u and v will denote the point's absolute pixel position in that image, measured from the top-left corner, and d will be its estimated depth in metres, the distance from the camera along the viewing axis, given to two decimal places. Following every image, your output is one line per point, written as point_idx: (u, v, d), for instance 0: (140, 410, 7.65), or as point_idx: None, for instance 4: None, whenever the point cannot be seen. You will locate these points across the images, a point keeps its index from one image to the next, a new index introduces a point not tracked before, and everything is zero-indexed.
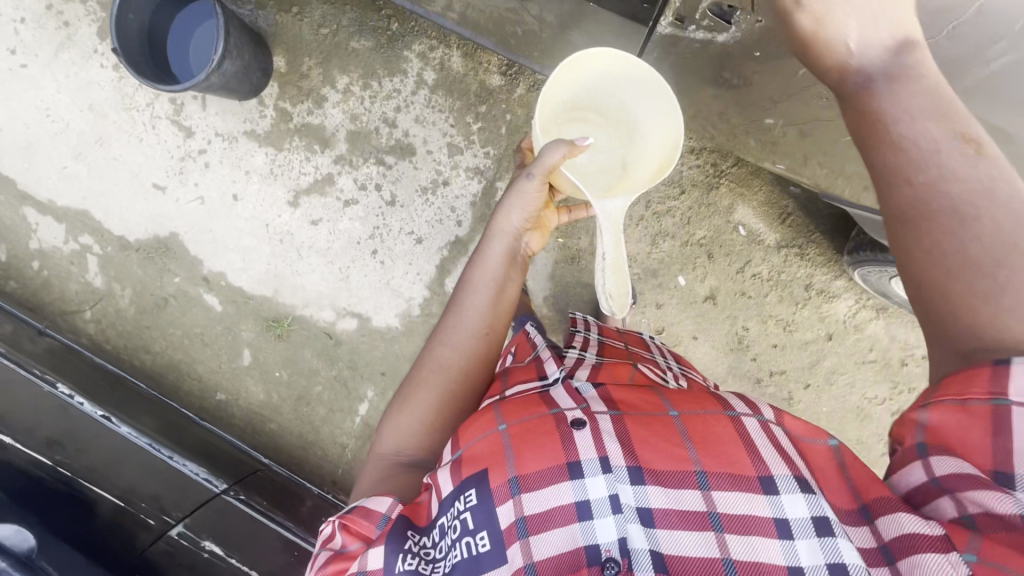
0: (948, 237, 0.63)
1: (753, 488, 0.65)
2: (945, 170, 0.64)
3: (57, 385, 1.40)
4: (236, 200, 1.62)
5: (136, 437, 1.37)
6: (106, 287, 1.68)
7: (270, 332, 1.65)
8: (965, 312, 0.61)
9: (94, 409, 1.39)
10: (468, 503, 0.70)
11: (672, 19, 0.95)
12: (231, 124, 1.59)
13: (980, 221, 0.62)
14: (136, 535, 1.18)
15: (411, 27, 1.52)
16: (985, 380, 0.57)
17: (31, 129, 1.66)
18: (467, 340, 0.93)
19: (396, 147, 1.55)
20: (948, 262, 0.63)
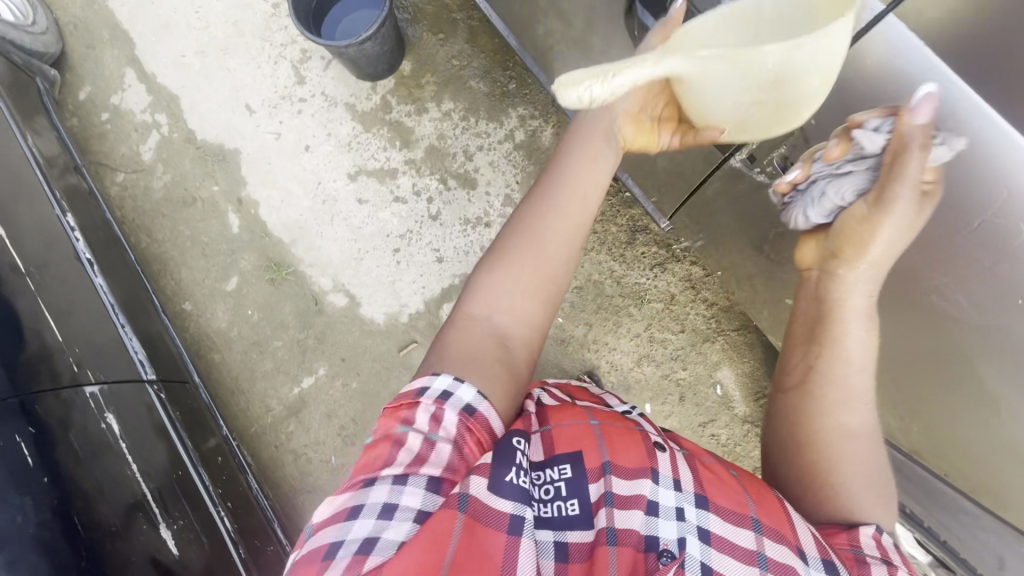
0: (846, 448, 0.93)
1: (789, 547, 0.75)
2: (847, 410, 0.96)
3: (67, 215, 1.47)
4: (306, 150, 1.73)
5: (104, 295, 1.44)
6: (151, 164, 1.76)
7: (266, 271, 1.68)
8: (834, 498, 0.89)
9: (83, 251, 1.47)
10: (561, 475, 0.76)
11: (743, 157, 0.98)
12: (339, 91, 1.76)
13: (850, 445, 0.94)
14: (48, 376, 1.21)
15: (525, 92, 1.72)
16: (845, 536, 0.83)
17: (176, 14, 1.83)
18: (566, 215, 0.96)
19: (462, 176, 1.69)
20: (829, 467, 0.92)
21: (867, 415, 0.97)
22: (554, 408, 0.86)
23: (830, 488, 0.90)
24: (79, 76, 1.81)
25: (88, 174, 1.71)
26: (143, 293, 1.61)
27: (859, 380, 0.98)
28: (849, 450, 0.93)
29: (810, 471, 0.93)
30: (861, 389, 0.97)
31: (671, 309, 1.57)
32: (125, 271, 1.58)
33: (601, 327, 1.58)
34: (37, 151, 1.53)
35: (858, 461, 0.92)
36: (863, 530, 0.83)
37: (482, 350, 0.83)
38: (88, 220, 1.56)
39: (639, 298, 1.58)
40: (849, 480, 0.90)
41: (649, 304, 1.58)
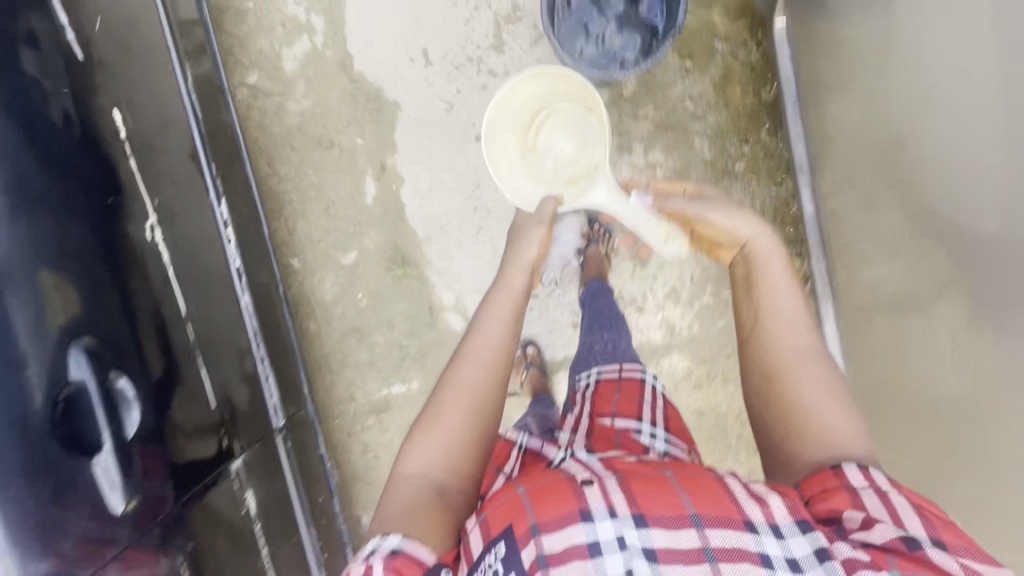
0: (791, 368, 0.87)
1: (741, 525, 0.63)
2: (795, 339, 0.90)
3: (221, 204, 1.25)
4: (477, 140, 1.44)
5: (248, 319, 1.28)
6: (292, 77, 1.43)
7: (387, 260, 1.50)
8: (804, 437, 0.81)
9: (233, 258, 1.26)
10: (495, 556, 0.63)
11: None
12: None
13: (801, 366, 0.87)
14: (200, 449, 1.04)
15: (749, 181, 1.40)
16: (828, 480, 0.72)
17: None
18: (493, 350, 0.97)
19: (634, 245, 1.46)
20: (781, 403, 0.85)
21: (801, 333, 0.92)
22: (489, 497, 0.73)
23: (797, 423, 0.82)
24: None
25: (220, 63, 1.39)
26: (263, 272, 1.40)
27: (772, 315, 0.94)
28: (799, 369, 0.87)
29: (777, 411, 0.85)
30: (782, 318, 0.93)
31: None
32: (256, 275, 1.36)
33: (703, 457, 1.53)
34: (194, 95, 1.21)
35: (809, 385, 0.85)
36: (848, 468, 0.72)
37: (416, 505, 0.80)
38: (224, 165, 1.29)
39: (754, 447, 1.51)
40: (810, 409, 0.82)
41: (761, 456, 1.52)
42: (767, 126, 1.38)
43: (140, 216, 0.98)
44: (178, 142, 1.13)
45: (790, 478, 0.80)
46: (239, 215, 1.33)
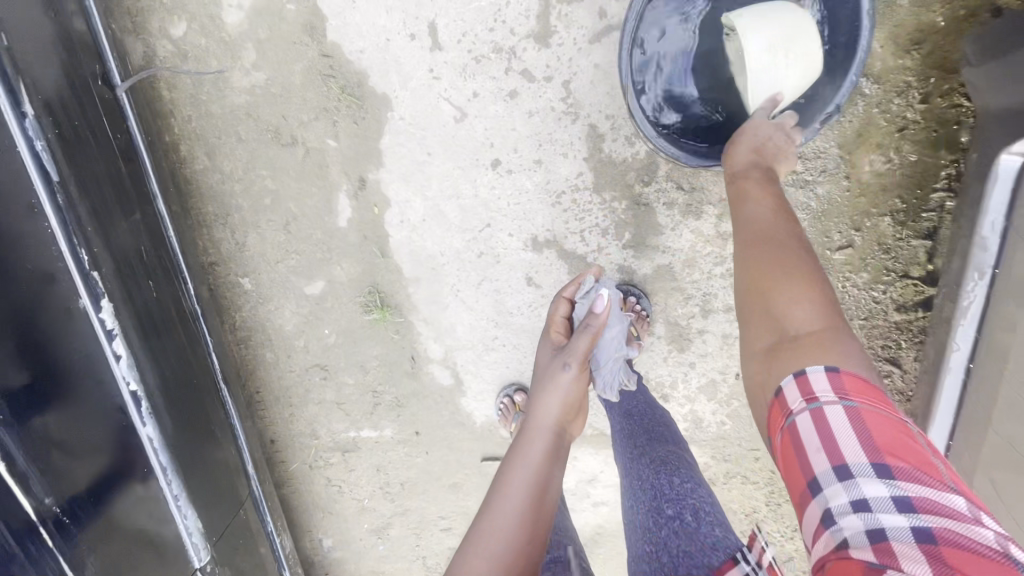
0: (748, 254, 0.70)
1: None
2: (759, 222, 0.72)
3: (101, 307, 0.87)
4: (491, 167, 1.04)
5: (153, 453, 0.94)
6: (234, 37, 0.99)
7: (361, 297, 1.18)
8: (756, 315, 0.65)
9: (127, 378, 0.91)
10: None
11: None
12: (591, 100, 0.98)
13: (756, 240, 0.70)
14: None
15: (846, 277, 1.04)
16: (781, 407, 0.56)
17: None
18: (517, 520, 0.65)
19: (676, 327, 1.15)
20: (736, 286, 0.70)
21: (774, 218, 0.73)
22: None
23: (751, 299, 0.66)
24: None
25: (95, 8, 0.95)
26: (192, 350, 1.08)
27: (745, 218, 0.75)
28: (757, 250, 0.69)
29: (742, 303, 0.69)
30: (751, 215, 0.74)
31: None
32: (178, 356, 1.03)
33: None
34: (39, 139, 0.79)
35: (765, 262, 0.67)
36: (787, 388, 0.56)
37: None
38: (108, 221, 0.90)
39: None
40: (766, 290, 0.65)
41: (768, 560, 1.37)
42: (897, 210, 0.99)
43: None
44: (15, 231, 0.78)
45: (750, 376, 0.63)
46: (138, 296, 0.95)
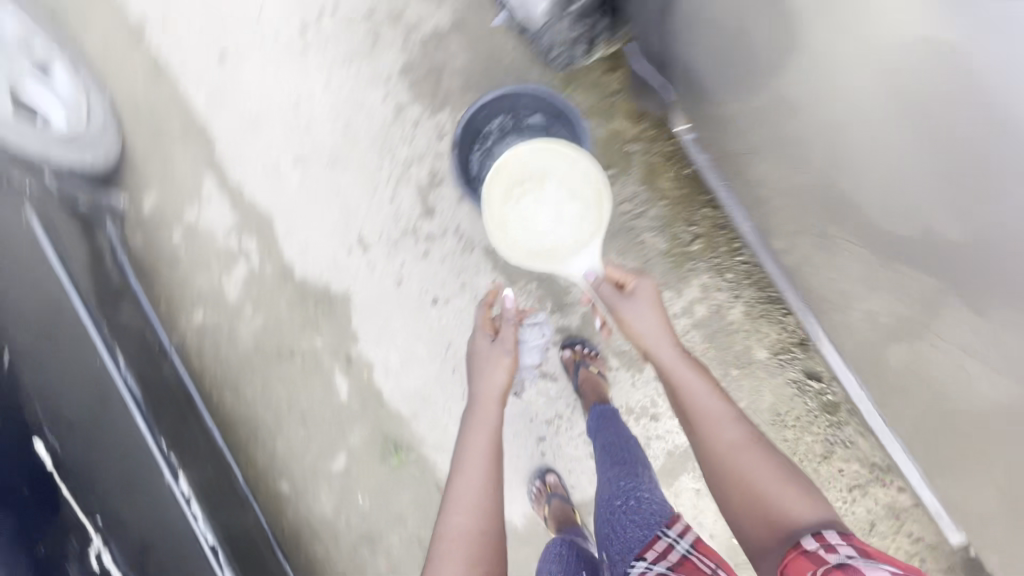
0: (733, 452, 0.95)
1: None
2: (718, 419, 1.00)
3: (180, 479, 1.17)
4: (434, 304, 1.40)
5: None
6: (237, 303, 1.42)
7: (378, 451, 1.39)
8: (761, 498, 0.89)
9: (206, 535, 1.16)
10: None
11: None
12: (478, 232, 1.40)
13: (725, 435, 0.98)
14: None
15: (711, 256, 1.36)
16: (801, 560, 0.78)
17: (269, 107, 1.42)
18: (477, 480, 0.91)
19: (624, 353, 1.39)
20: (732, 477, 0.93)
21: (722, 411, 1.01)
22: None
23: (748, 487, 0.91)
24: (144, 177, 1.43)
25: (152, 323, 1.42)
26: (249, 523, 1.32)
27: (699, 416, 1.02)
28: (738, 450, 0.95)
29: (740, 500, 0.92)
30: (715, 420, 1.00)
31: (869, 536, 1.34)
32: (240, 524, 1.28)
33: None
34: (135, 387, 1.19)
35: (751, 460, 0.94)
36: (806, 541, 0.80)
37: None
38: (176, 432, 1.24)
39: None
40: (768, 491, 0.89)
41: None
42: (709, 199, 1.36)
43: (78, 555, 1.02)
44: (125, 443, 1.14)
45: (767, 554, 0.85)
46: (204, 477, 1.25)
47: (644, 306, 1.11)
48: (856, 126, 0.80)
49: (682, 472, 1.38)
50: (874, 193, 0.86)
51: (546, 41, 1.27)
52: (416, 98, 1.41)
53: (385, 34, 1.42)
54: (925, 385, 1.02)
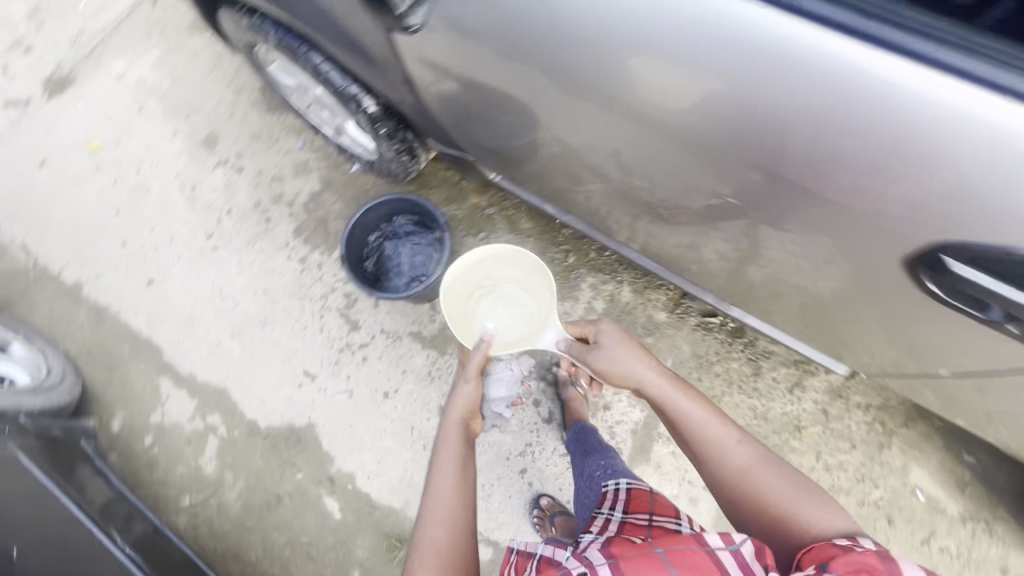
0: (748, 474, 0.88)
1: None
2: (719, 432, 0.92)
3: None
4: (386, 397, 1.57)
5: None
6: (216, 474, 1.55)
7: (387, 551, 1.46)
8: (786, 512, 0.82)
9: None
10: None
11: None
12: (399, 323, 1.63)
13: (735, 452, 0.90)
14: None
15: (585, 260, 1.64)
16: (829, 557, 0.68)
17: (199, 304, 1.70)
18: (446, 500, 0.90)
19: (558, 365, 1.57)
20: (747, 496, 0.86)
21: (725, 432, 0.92)
22: None
23: (769, 508, 0.84)
24: (108, 404, 1.63)
25: None
26: None
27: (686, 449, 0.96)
28: (753, 471, 0.88)
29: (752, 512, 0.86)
30: (720, 442, 0.91)
31: (829, 423, 1.47)
32: None
33: None
34: (134, 555, 1.25)
35: (766, 477, 0.87)
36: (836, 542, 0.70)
37: None
38: None
39: (795, 427, 1.47)
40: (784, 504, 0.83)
41: (807, 431, 1.46)
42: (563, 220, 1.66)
43: None
44: None
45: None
46: None
47: (616, 348, 1.04)
48: (598, 134, 0.97)
49: (653, 443, 1.50)
50: (663, 170, 0.96)
51: (395, 166, 1.50)
52: (313, 247, 1.73)
53: (274, 213, 1.77)
54: (769, 282, 1.20)
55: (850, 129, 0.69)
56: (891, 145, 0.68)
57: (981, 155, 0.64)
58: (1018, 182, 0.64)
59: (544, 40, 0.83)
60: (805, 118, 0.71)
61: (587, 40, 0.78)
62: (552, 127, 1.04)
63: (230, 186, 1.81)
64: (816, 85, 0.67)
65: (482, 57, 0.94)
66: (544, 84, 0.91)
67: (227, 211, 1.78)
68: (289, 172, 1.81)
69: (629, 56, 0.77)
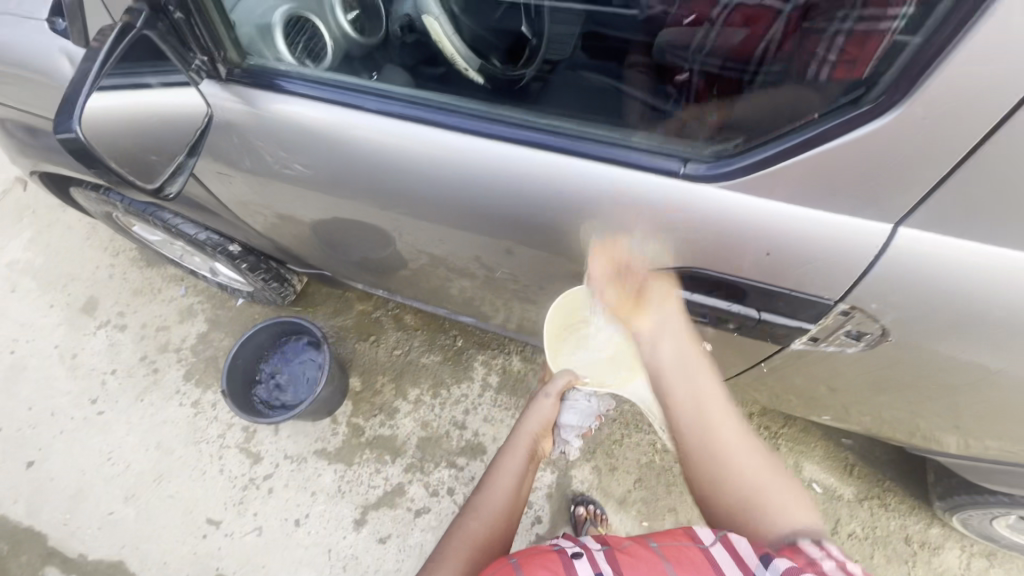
0: (736, 455, 0.73)
1: None
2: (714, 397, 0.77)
3: None
4: (298, 525, 1.52)
5: None
6: None
7: None
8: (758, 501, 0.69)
9: None
10: None
11: (806, 340, 0.86)
12: (302, 444, 1.62)
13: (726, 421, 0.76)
14: None
15: (473, 342, 1.75)
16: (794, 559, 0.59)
17: (86, 475, 1.61)
18: (497, 507, 0.78)
19: (464, 447, 1.59)
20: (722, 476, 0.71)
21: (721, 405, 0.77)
22: (530, 556, 0.62)
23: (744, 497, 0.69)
24: None
25: None
26: None
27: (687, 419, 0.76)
28: (742, 450, 0.73)
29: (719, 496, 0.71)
30: (718, 412, 0.76)
31: None
32: None
33: (685, 505, 1.49)
34: None
35: (752, 463, 0.72)
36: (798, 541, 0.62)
37: None
38: None
39: None
40: (761, 492, 0.69)
41: None
42: None
43: None
44: None
45: None
46: None
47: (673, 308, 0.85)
48: (417, 236, 1.10)
49: (570, 503, 1.52)
50: (506, 263, 1.07)
51: (269, 294, 1.58)
52: (205, 388, 1.72)
53: (161, 362, 1.77)
54: None
55: (720, 231, 0.76)
56: (729, 238, 0.76)
57: (799, 248, 0.72)
58: (804, 266, 0.74)
59: (441, 194, 0.92)
60: (541, 206, 0.86)
61: (490, 201, 0.90)
62: (399, 238, 1.14)
63: (112, 347, 1.80)
64: (694, 221, 0.76)
65: (287, 189, 1.07)
66: (359, 204, 1.05)
67: (111, 371, 1.76)
68: (174, 319, 1.83)
69: (539, 203, 0.85)
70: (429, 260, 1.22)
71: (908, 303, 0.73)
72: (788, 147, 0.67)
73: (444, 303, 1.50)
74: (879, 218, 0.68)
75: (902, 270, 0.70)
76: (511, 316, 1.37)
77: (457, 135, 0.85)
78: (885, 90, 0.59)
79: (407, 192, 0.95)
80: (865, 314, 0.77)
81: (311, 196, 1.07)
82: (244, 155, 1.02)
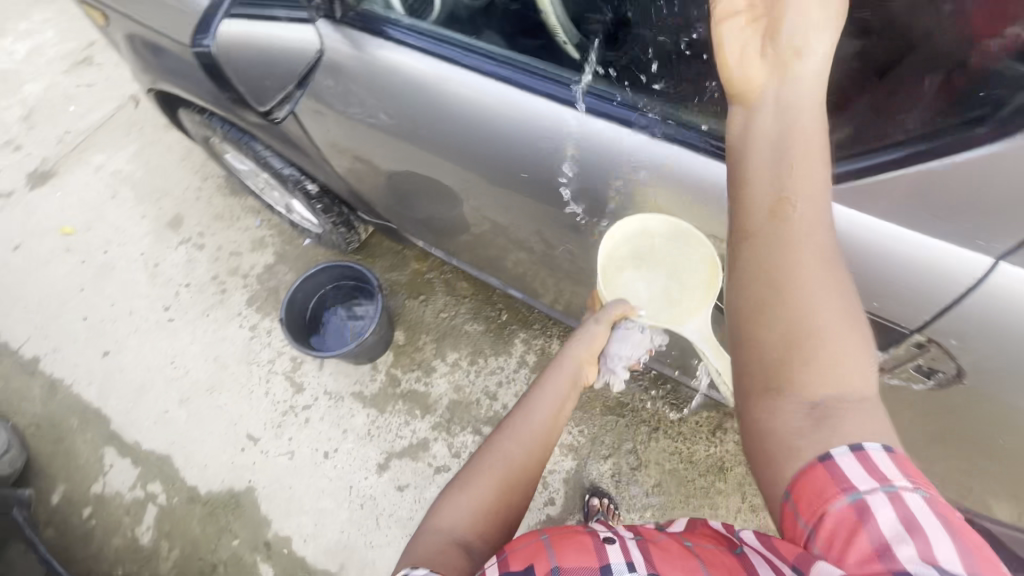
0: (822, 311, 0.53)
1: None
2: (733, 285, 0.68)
3: None
4: (326, 457, 1.61)
5: None
6: (152, 544, 1.55)
7: None
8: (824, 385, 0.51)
9: None
10: None
11: (870, 367, 0.83)
12: (341, 384, 1.71)
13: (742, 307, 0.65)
14: None
15: (517, 319, 1.77)
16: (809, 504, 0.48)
17: (150, 373, 1.77)
18: (535, 433, 0.75)
19: (491, 417, 1.63)
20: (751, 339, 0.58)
21: None
22: (562, 537, 0.59)
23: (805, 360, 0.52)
24: (51, 476, 1.65)
25: None
26: None
27: None
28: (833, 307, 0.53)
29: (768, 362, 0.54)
30: None
31: None
32: None
33: None
34: None
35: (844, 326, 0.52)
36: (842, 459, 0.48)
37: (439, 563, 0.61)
38: None
39: (720, 468, 1.52)
40: (824, 354, 0.52)
41: (732, 472, 1.52)
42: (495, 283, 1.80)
43: None
44: None
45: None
46: None
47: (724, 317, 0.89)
48: (486, 202, 1.13)
49: (584, 492, 1.53)
50: (567, 240, 1.08)
51: (336, 238, 1.66)
52: (263, 315, 1.84)
53: (229, 285, 1.90)
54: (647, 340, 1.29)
55: (827, 241, 0.72)
56: (833, 253, 0.72)
57: (894, 271, 0.69)
58: (892, 292, 0.71)
59: (541, 160, 0.92)
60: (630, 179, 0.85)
61: (594, 174, 0.88)
62: (465, 199, 1.17)
63: (189, 263, 1.94)
64: None
65: (372, 135, 1.12)
66: (441, 162, 1.08)
67: (184, 284, 1.91)
68: (246, 247, 1.96)
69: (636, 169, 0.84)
70: (491, 228, 1.25)
71: (993, 346, 0.68)
72: (896, 160, 0.65)
73: (497, 274, 1.53)
74: (983, 249, 0.63)
75: (994, 314, 0.65)
76: (561, 299, 1.38)
77: (576, 109, 0.85)
78: (1008, 116, 0.58)
79: (485, 149, 0.97)
80: (943, 349, 0.72)
81: (395, 146, 1.12)
82: (340, 97, 1.07)
